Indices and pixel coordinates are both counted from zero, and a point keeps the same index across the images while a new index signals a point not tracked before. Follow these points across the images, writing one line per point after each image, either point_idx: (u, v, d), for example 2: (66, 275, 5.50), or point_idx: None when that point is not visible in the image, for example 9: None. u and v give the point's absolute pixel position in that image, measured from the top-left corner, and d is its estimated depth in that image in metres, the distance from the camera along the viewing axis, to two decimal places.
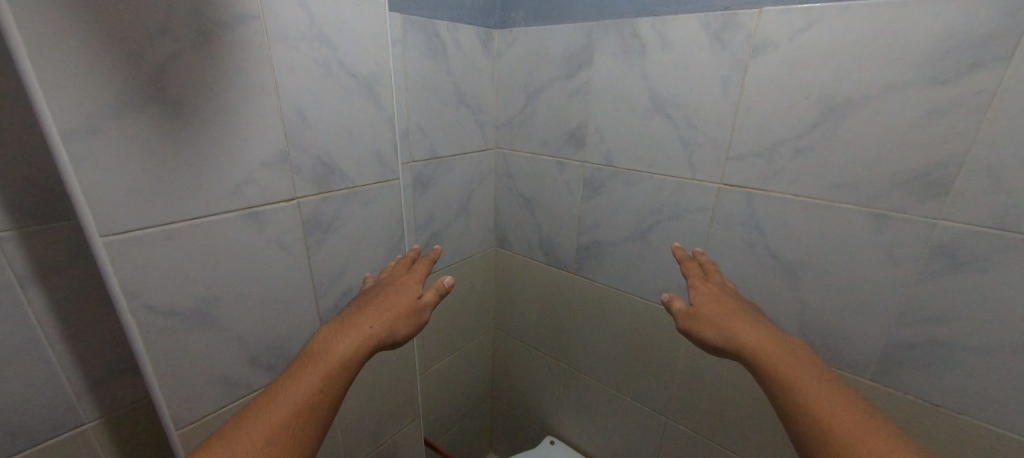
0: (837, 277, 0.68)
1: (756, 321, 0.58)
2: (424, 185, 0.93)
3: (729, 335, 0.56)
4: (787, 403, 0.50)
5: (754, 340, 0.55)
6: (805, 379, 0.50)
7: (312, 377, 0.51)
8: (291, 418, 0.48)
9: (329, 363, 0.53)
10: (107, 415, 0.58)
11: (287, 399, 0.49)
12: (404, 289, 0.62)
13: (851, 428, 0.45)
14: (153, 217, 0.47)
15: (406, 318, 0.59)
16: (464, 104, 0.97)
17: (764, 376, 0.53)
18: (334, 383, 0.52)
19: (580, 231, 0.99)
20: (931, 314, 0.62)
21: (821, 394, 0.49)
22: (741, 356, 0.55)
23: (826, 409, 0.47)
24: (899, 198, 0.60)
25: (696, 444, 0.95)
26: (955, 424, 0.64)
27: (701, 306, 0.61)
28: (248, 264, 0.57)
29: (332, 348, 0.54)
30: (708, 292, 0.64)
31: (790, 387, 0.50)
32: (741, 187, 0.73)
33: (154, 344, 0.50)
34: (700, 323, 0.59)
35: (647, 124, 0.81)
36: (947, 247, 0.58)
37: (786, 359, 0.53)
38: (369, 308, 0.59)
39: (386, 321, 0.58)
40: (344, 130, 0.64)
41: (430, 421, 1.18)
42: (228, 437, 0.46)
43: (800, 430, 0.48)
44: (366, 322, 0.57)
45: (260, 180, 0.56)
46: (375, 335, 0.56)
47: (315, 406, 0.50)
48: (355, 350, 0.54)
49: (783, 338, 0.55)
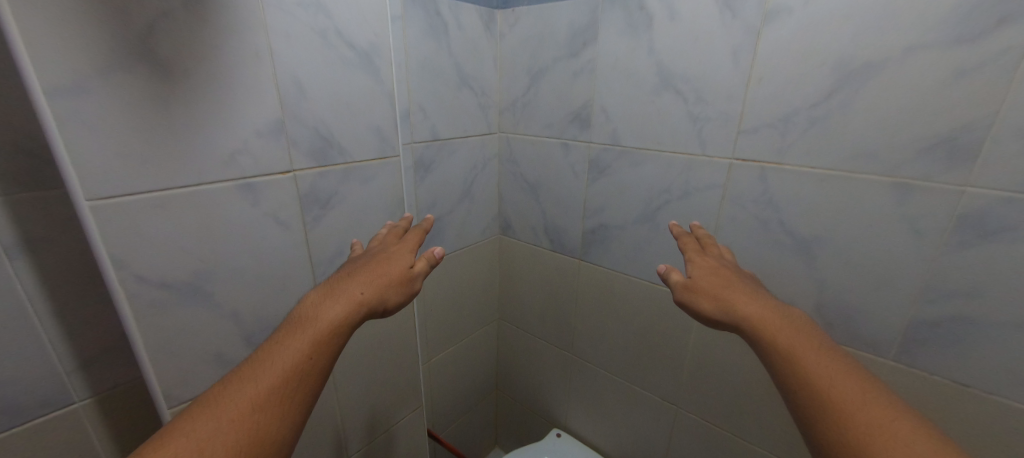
0: (857, 253, 0.65)
1: (754, 290, 0.56)
2: (425, 168, 0.91)
3: (728, 306, 0.54)
4: (783, 370, 0.48)
5: (752, 311, 0.52)
6: (804, 345, 0.48)
7: (300, 344, 0.49)
8: (279, 385, 0.46)
9: (318, 329, 0.50)
10: (99, 394, 0.57)
11: (274, 366, 0.47)
12: (395, 256, 0.60)
13: (849, 392, 0.43)
14: (143, 184, 0.45)
15: (398, 286, 0.57)
16: (466, 86, 0.95)
17: (761, 345, 0.50)
18: (325, 350, 0.50)
19: (587, 215, 0.96)
20: (958, 288, 0.58)
21: (820, 359, 0.46)
22: (739, 328, 0.53)
23: (823, 373, 0.45)
24: (922, 166, 0.57)
25: (708, 434, 0.92)
26: (983, 405, 0.61)
27: (698, 278, 0.59)
28: (244, 238, 0.55)
29: (320, 314, 0.51)
30: (706, 265, 0.61)
31: (788, 353, 0.48)
32: (754, 161, 0.71)
33: (145, 318, 0.48)
34: (698, 294, 0.57)
35: (655, 101, 0.79)
36: (975, 216, 0.55)
37: (785, 329, 0.50)
38: (359, 274, 0.56)
39: (377, 288, 0.55)
40: (342, 103, 0.62)
41: (432, 413, 1.16)
42: (214, 404, 0.44)
43: (794, 397, 0.46)
44: (357, 289, 0.54)
45: (255, 150, 0.54)
46: (366, 302, 0.54)
47: (303, 374, 0.48)
48: (345, 317, 0.52)
49: (782, 308, 0.53)
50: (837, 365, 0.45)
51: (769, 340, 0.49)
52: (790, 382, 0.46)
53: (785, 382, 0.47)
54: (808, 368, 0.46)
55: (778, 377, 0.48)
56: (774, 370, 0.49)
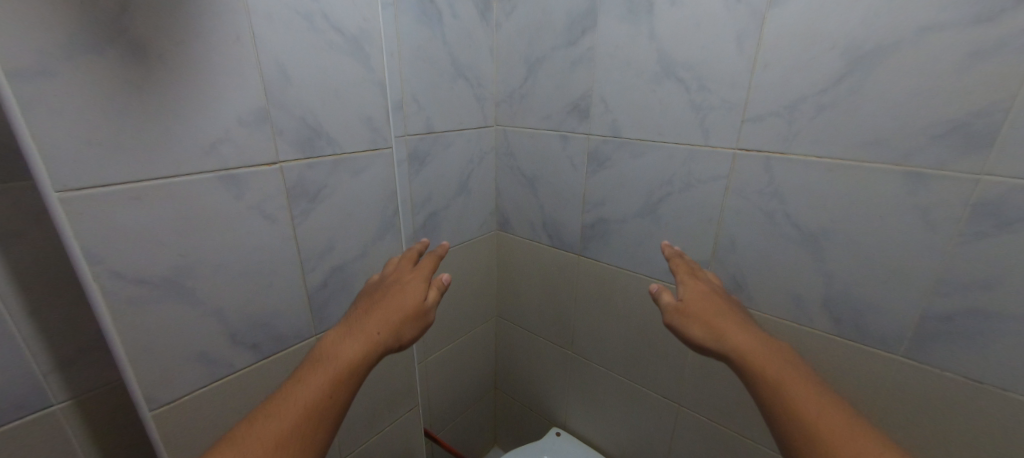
0: (866, 245, 0.63)
1: (744, 322, 0.55)
2: (420, 161, 0.89)
3: (719, 334, 0.54)
4: (772, 402, 0.47)
5: (741, 340, 0.52)
6: (794, 377, 0.47)
7: (315, 384, 0.48)
8: (294, 427, 0.45)
9: (336, 368, 0.49)
10: (79, 396, 0.54)
11: (290, 407, 0.46)
12: (411, 286, 0.58)
13: (838, 426, 0.42)
14: (117, 173, 0.43)
15: (413, 320, 0.55)
16: (462, 77, 0.92)
17: (749, 375, 0.50)
18: (340, 390, 0.48)
19: (586, 209, 0.94)
20: (972, 281, 0.56)
21: (810, 391, 0.46)
22: (729, 358, 0.52)
23: (812, 406, 0.44)
24: (935, 153, 0.55)
25: (710, 433, 0.90)
26: (1000, 402, 0.58)
27: (689, 303, 0.59)
28: (228, 233, 0.52)
29: (338, 352, 0.50)
30: (697, 290, 0.62)
31: (778, 386, 0.47)
32: (759, 151, 0.68)
33: (122, 316, 0.46)
34: (689, 319, 0.57)
35: (656, 90, 0.76)
36: (991, 205, 0.53)
37: (773, 361, 0.49)
38: (375, 310, 0.55)
39: (394, 322, 0.54)
40: (331, 91, 0.60)
41: (430, 412, 1.14)
42: (237, 441, 0.43)
43: (781, 427, 0.45)
44: (374, 326, 0.53)
45: (237, 140, 0.51)
46: (384, 339, 0.52)
47: (317, 414, 0.46)
48: (361, 356, 0.50)
49: (769, 339, 0.53)
50: (827, 399, 0.45)
51: (760, 370, 0.49)
52: (778, 414, 0.46)
53: (775, 414, 0.46)
54: (798, 400, 0.45)
55: (767, 408, 0.47)
56: (761, 399, 0.48)
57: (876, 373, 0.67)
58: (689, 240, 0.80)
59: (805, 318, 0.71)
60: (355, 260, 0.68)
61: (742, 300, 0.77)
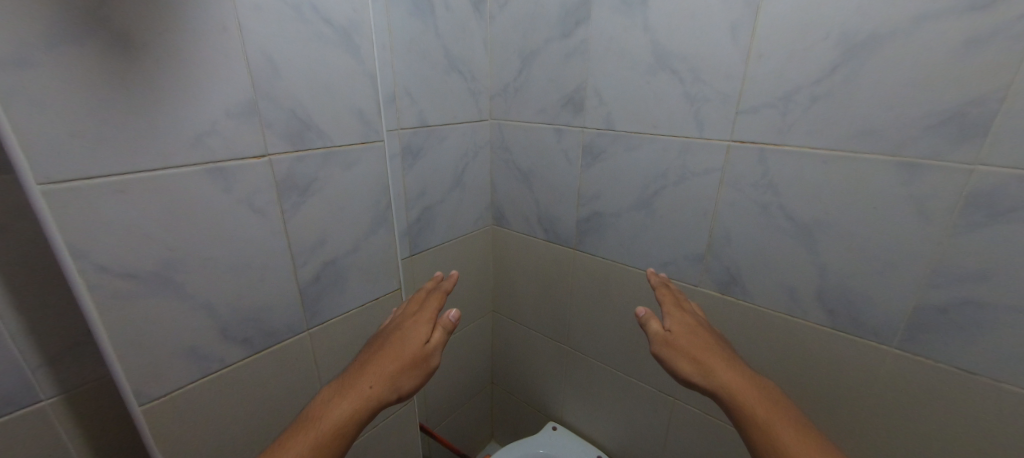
0: (860, 236, 0.62)
1: (731, 358, 0.55)
2: (413, 155, 0.88)
3: (708, 371, 0.53)
4: (762, 447, 0.47)
5: (730, 378, 0.52)
6: (782, 422, 0.48)
7: (303, 445, 0.48)
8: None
9: (326, 426, 0.50)
10: (68, 392, 0.54)
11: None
12: (411, 335, 0.59)
13: None
14: (101, 165, 0.42)
15: (410, 373, 0.55)
16: (456, 70, 0.91)
17: (738, 415, 0.50)
18: (327, 452, 0.49)
19: (581, 203, 0.94)
20: (965, 272, 0.56)
21: (797, 437, 0.47)
22: (717, 395, 0.52)
23: (801, 454, 0.45)
24: (930, 144, 0.55)
25: (705, 426, 0.90)
26: (992, 393, 0.58)
27: (676, 335, 0.59)
28: (216, 226, 0.52)
29: (329, 411, 0.51)
30: (683, 322, 0.61)
31: (765, 431, 0.48)
32: (754, 143, 0.68)
33: (109, 311, 0.45)
34: (677, 353, 0.56)
35: (650, 82, 0.76)
36: (985, 195, 0.53)
37: (762, 402, 0.50)
38: (371, 364, 0.55)
39: (388, 377, 0.54)
40: (320, 83, 0.59)
41: (426, 407, 1.14)
42: None
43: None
44: (367, 383, 0.53)
45: (225, 132, 0.50)
46: (376, 395, 0.53)
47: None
48: (352, 415, 0.51)
49: (757, 377, 0.53)
50: (815, 446, 0.46)
51: (749, 413, 0.49)
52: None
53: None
54: (787, 448, 0.46)
55: (756, 453, 0.48)
56: (750, 442, 0.49)
57: (870, 364, 0.67)
58: (684, 233, 0.80)
59: (799, 310, 0.71)
60: (347, 254, 0.68)
61: (737, 293, 0.77)
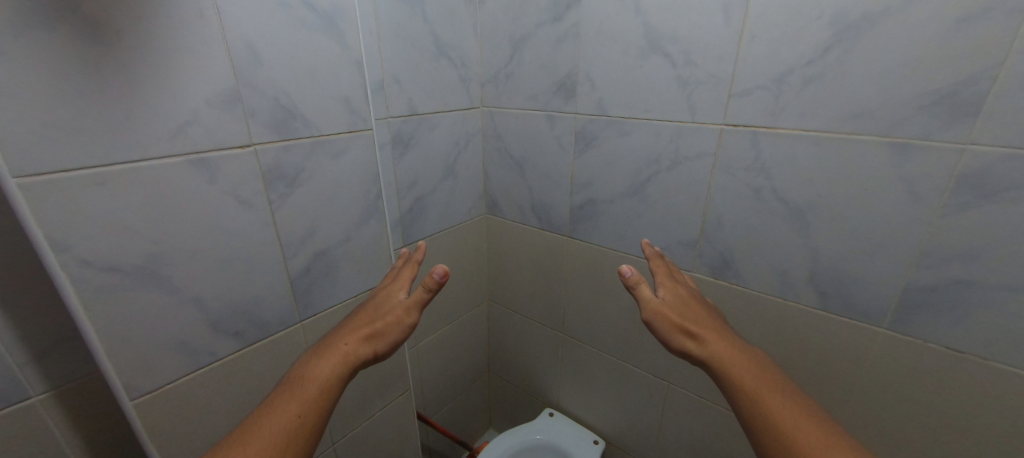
0: (852, 219, 0.62)
1: (723, 330, 0.55)
2: (404, 144, 0.87)
3: (699, 341, 0.53)
4: (750, 414, 0.48)
5: (720, 348, 0.52)
6: (769, 388, 0.48)
7: (289, 405, 0.48)
8: (265, 449, 0.45)
9: (306, 388, 0.49)
10: (58, 388, 0.54)
11: (262, 430, 0.46)
12: (386, 296, 0.58)
13: (814, 440, 0.44)
14: (79, 157, 0.41)
15: (388, 328, 0.55)
16: (445, 56, 0.90)
17: (728, 386, 0.50)
18: (315, 409, 0.49)
19: (574, 190, 0.93)
20: (955, 252, 0.56)
21: (784, 404, 0.47)
22: (708, 366, 0.52)
23: (789, 420, 0.46)
24: (922, 124, 0.55)
25: (699, 409, 0.91)
26: (981, 372, 0.59)
27: (665, 305, 0.57)
28: (203, 218, 0.51)
29: (308, 374, 0.50)
30: (675, 293, 0.60)
31: (755, 399, 0.48)
32: (746, 126, 0.67)
33: (94, 306, 0.45)
34: (669, 325, 0.55)
35: (642, 66, 0.75)
36: (977, 175, 0.53)
37: (754, 373, 0.50)
38: (348, 326, 0.55)
39: (363, 336, 0.54)
40: (305, 71, 0.58)
41: (423, 397, 1.14)
42: None
43: (760, 441, 0.46)
44: (343, 342, 0.53)
45: (207, 121, 0.49)
46: (353, 353, 0.53)
47: (292, 434, 0.47)
48: (335, 372, 0.51)
49: (747, 349, 0.53)
50: (800, 411, 0.46)
51: (738, 381, 0.49)
52: (756, 425, 0.47)
53: (750, 426, 0.47)
54: (775, 414, 0.46)
55: (744, 420, 0.48)
56: (739, 410, 0.49)
57: (860, 346, 0.67)
58: (677, 219, 0.80)
59: (792, 293, 0.72)
60: (338, 245, 0.67)
61: (730, 277, 0.77)
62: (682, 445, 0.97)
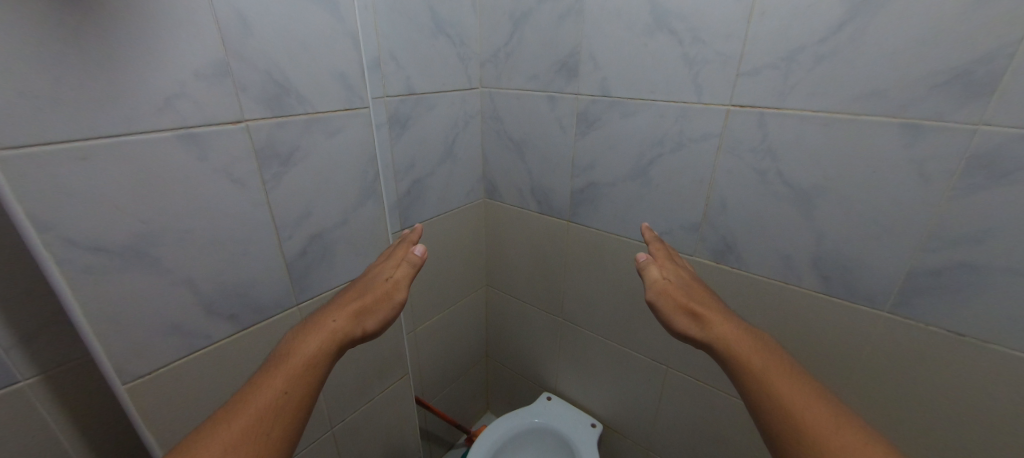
0: (858, 202, 0.62)
1: (727, 311, 0.55)
2: (401, 124, 0.84)
3: (702, 323, 0.53)
4: (755, 392, 0.47)
5: (725, 330, 0.52)
6: (777, 369, 0.48)
7: (276, 380, 0.47)
8: (251, 424, 0.44)
9: (294, 363, 0.49)
10: (46, 372, 0.52)
11: (247, 406, 0.45)
12: (375, 275, 0.58)
13: (824, 414, 0.43)
14: (60, 130, 0.39)
15: (376, 305, 0.55)
16: (443, 33, 0.87)
17: (733, 366, 0.50)
18: (302, 385, 0.48)
19: (575, 173, 0.91)
20: (962, 235, 0.56)
21: (789, 380, 0.47)
22: (713, 347, 0.52)
23: (797, 399, 0.45)
24: (935, 104, 0.53)
25: (697, 393, 0.92)
26: (981, 354, 0.59)
27: (670, 289, 0.58)
28: (193, 197, 0.49)
29: (296, 349, 0.50)
30: (678, 277, 0.61)
31: (760, 376, 0.48)
32: (753, 106, 0.66)
33: (81, 287, 0.43)
34: (670, 308, 0.56)
35: (648, 44, 0.73)
36: (988, 156, 0.52)
37: (758, 352, 0.50)
38: (335, 304, 0.55)
39: (352, 313, 0.53)
40: (298, 44, 0.55)
41: (420, 382, 1.14)
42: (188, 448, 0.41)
43: (766, 421, 0.46)
44: (330, 318, 0.53)
45: (196, 95, 0.47)
46: (342, 329, 0.52)
47: (278, 410, 0.45)
48: (324, 348, 0.50)
49: (752, 330, 0.53)
50: (810, 391, 0.46)
51: (744, 362, 0.49)
52: (763, 406, 0.46)
53: (756, 404, 0.47)
54: (781, 394, 0.46)
55: (750, 398, 0.48)
56: (745, 391, 0.49)
57: (861, 329, 0.67)
58: (680, 203, 0.79)
59: (794, 277, 0.71)
60: (335, 227, 0.65)
61: (732, 261, 0.77)
62: (678, 428, 0.98)
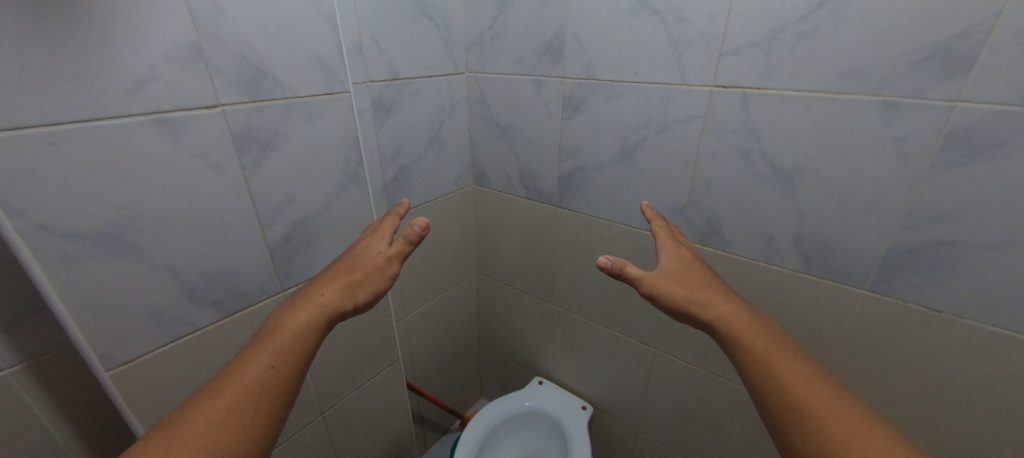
0: (838, 181, 0.62)
1: (730, 292, 0.55)
2: (385, 109, 0.84)
3: (704, 305, 0.53)
4: (755, 372, 0.49)
5: (727, 311, 0.52)
6: (779, 352, 0.49)
7: (260, 356, 0.47)
8: (236, 400, 0.44)
9: (280, 339, 0.49)
10: (29, 360, 0.52)
11: (233, 382, 0.45)
12: (366, 248, 0.56)
13: (826, 399, 0.45)
14: (30, 114, 0.38)
15: (367, 279, 0.53)
16: (427, 16, 0.86)
17: (735, 348, 0.51)
18: (288, 360, 0.48)
19: (562, 158, 0.91)
20: (938, 212, 0.57)
21: (790, 364, 0.48)
22: (715, 328, 0.52)
23: (800, 382, 0.47)
24: (913, 81, 0.53)
25: (685, 374, 0.93)
26: (958, 330, 0.60)
27: (670, 269, 0.57)
28: (171, 183, 0.49)
29: (283, 324, 0.50)
30: (679, 257, 0.59)
31: (762, 358, 0.49)
32: (736, 87, 0.66)
33: (58, 274, 0.43)
34: (666, 282, 0.55)
35: (632, 25, 0.72)
36: (965, 133, 0.52)
37: (761, 335, 0.51)
38: (324, 277, 0.54)
39: (340, 287, 0.52)
40: (273, 26, 0.54)
41: (413, 368, 1.15)
42: (173, 425, 0.42)
43: (767, 403, 0.47)
44: (317, 292, 0.52)
45: (168, 78, 0.46)
46: (329, 303, 0.51)
47: (265, 385, 0.46)
48: (310, 323, 0.50)
49: (753, 311, 0.54)
50: (813, 376, 0.47)
51: (747, 343, 0.50)
52: (764, 387, 0.48)
53: (754, 384, 0.49)
54: (784, 377, 0.47)
55: (749, 378, 0.49)
56: (745, 372, 0.50)
57: (842, 308, 0.69)
58: (665, 186, 0.79)
59: (776, 257, 0.72)
60: (318, 213, 0.65)
61: (716, 243, 0.77)
62: (667, 409, 1.00)
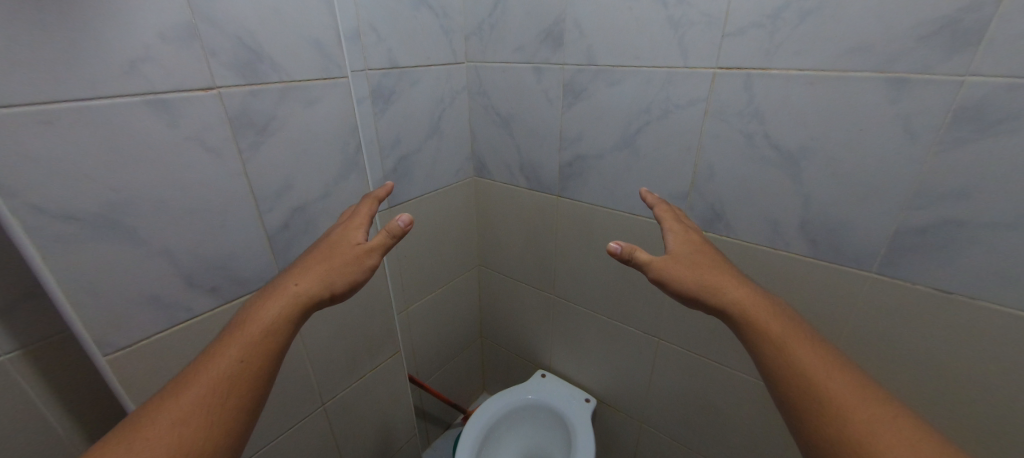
0: (844, 162, 0.61)
1: (743, 277, 0.54)
2: (384, 98, 0.83)
3: (716, 290, 0.52)
4: (770, 358, 0.48)
5: (741, 295, 0.51)
6: (797, 338, 0.48)
7: (229, 349, 0.46)
8: (203, 395, 0.43)
9: (252, 331, 0.47)
10: (27, 347, 0.52)
11: (201, 376, 0.44)
12: (342, 237, 0.55)
13: (847, 385, 0.44)
14: (23, 91, 0.38)
15: (344, 268, 0.52)
16: (425, 4, 0.85)
17: (748, 333, 0.50)
18: (259, 353, 0.47)
19: (563, 146, 0.90)
20: (947, 190, 0.55)
21: (808, 350, 0.47)
22: (728, 314, 0.51)
23: (818, 368, 0.45)
24: (920, 57, 0.52)
25: (689, 364, 0.92)
26: (968, 311, 0.59)
27: (679, 253, 0.56)
28: (166, 166, 0.48)
29: (255, 315, 0.48)
30: (687, 241, 0.58)
31: (778, 344, 0.48)
32: (739, 68, 0.65)
33: (52, 257, 0.42)
34: (674, 266, 0.54)
35: (633, 8, 0.71)
36: (974, 108, 0.51)
37: (776, 320, 0.49)
38: (299, 266, 0.53)
39: (316, 276, 0.51)
40: (269, 8, 0.53)
41: (415, 361, 1.14)
42: (133, 423, 0.40)
43: (785, 388, 0.46)
44: (291, 282, 0.51)
45: (163, 59, 0.46)
46: (304, 293, 0.50)
47: (234, 380, 0.45)
48: (283, 314, 0.49)
49: (768, 295, 0.53)
50: (832, 363, 0.46)
51: (762, 328, 0.49)
52: (780, 372, 0.47)
53: (768, 369, 0.48)
54: (802, 363, 0.46)
55: (763, 363, 0.48)
56: (760, 357, 0.49)
57: (848, 292, 0.68)
58: (668, 172, 0.78)
59: (781, 242, 0.71)
60: (317, 199, 0.64)
61: (720, 229, 0.76)
62: (671, 400, 0.99)
